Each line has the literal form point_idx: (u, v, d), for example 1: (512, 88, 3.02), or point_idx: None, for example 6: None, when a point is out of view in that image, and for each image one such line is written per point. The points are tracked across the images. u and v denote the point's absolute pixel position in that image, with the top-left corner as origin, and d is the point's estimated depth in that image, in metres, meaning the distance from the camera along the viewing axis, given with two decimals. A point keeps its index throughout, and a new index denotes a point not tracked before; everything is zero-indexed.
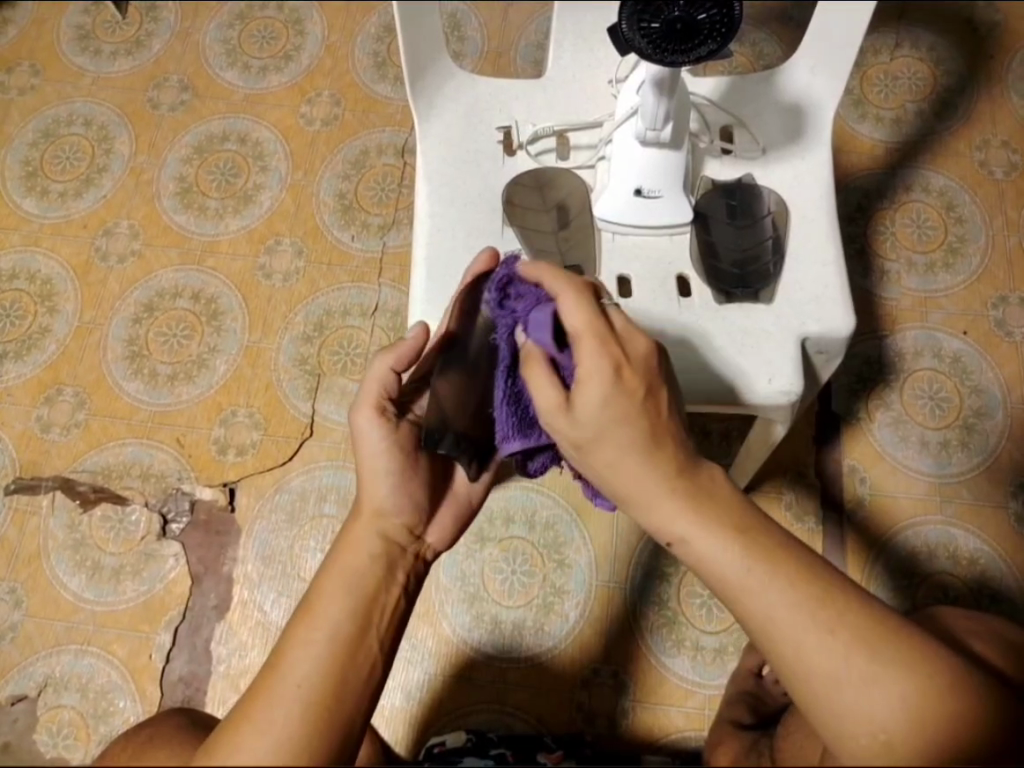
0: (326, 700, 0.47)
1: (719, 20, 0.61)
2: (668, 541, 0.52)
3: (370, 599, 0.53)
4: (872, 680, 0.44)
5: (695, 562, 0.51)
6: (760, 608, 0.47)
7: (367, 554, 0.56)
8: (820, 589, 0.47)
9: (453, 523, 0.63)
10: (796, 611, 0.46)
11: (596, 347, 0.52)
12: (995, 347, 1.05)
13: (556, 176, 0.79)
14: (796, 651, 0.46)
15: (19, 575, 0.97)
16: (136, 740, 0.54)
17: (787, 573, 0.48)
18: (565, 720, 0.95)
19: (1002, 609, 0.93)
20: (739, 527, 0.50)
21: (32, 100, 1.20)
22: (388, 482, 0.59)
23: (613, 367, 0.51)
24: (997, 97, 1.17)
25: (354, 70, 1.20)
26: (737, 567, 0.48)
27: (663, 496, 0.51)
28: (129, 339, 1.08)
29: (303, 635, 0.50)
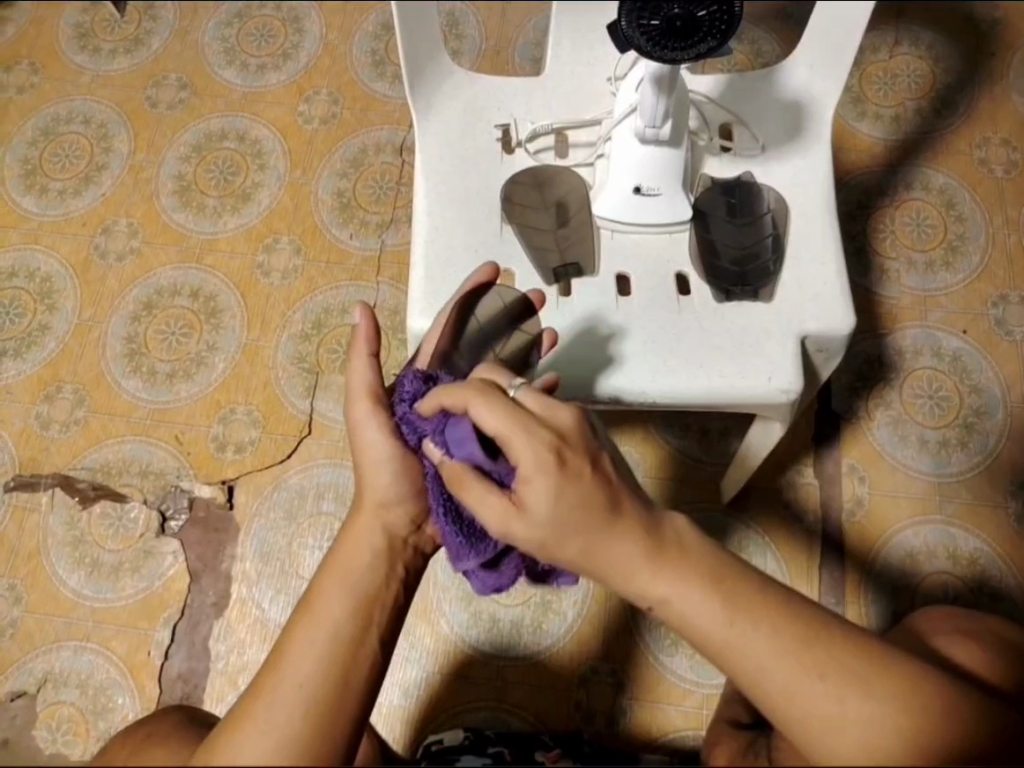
0: (321, 709, 0.47)
1: (720, 16, 0.61)
2: (646, 605, 0.48)
3: (371, 595, 0.53)
4: (867, 716, 0.43)
5: (672, 621, 0.48)
6: (743, 664, 0.45)
7: (370, 551, 0.55)
8: (803, 629, 0.45)
9: None
10: (782, 659, 0.44)
11: (526, 437, 0.48)
12: (995, 346, 1.05)
13: (555, 173, 0.79)
14: (785, 693, 0.44)
15: (19, 572, 0.98)
16: (131, 737, 0.54)
17: (768, 618, 0.46)
18: (563, 718, 0.95)
19: (1001, 609, 0.93)
20: (713, 572, 0.47)
21: (32, 98, 1.20)
22: (388, 471, 0.57)
23: (553, 457, 0.48)
24: (998, 94, 1.17)
25: (353, 69, 1.20)
26: (718, 621, 0.46)
27: (636, 558, 0.48)
28: (129, 337, 1.08)
29: (300, 641, 0.49)
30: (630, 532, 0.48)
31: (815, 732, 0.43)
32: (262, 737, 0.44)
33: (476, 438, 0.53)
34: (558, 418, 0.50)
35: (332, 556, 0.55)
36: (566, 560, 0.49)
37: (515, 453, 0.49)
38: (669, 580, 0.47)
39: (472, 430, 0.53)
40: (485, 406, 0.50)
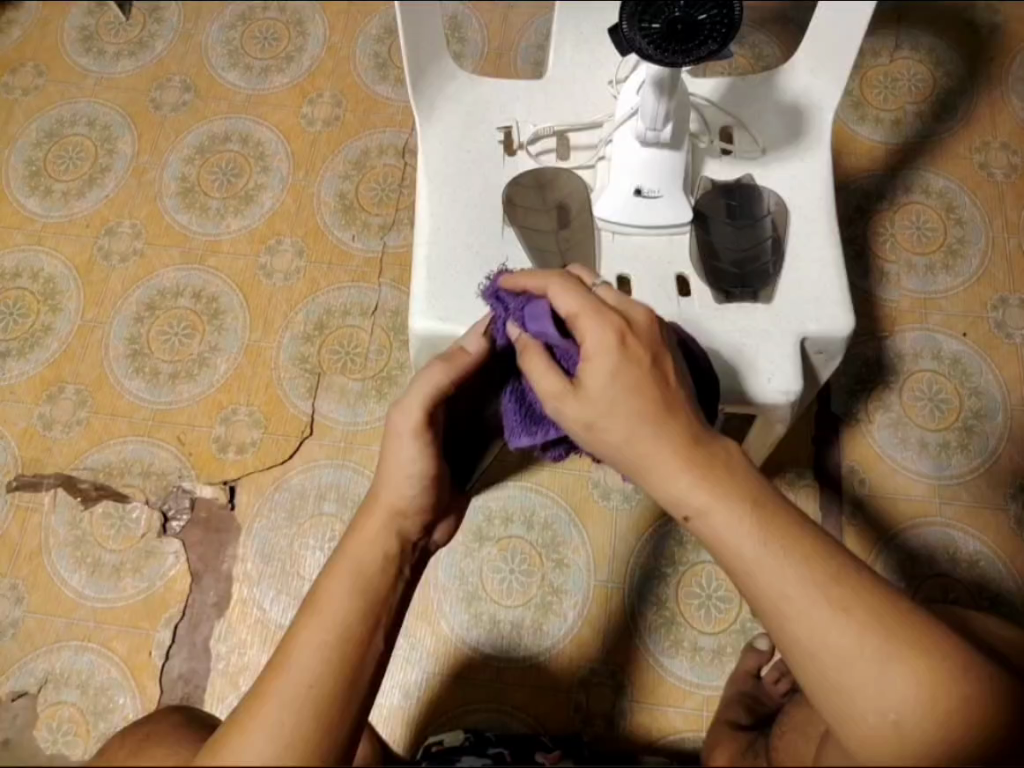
0: (327, 703, 0.47)
1: (720, 20, 0.61)
2: (684, 514, 0.52)
3: (381, 595, 0.52)
4: (883, 660, 0.45)
5: (708, 535, 0.51)
6: (768, 585, 0.48)
7: (382, 550, 0.54)
8: (833, 570, 0.47)
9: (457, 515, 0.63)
10: (808, 590, 0.47)
11: (596, 327, 0.54)
12: (995, 349, 1.05)
13: (556, 176, 0.79)
14: (807, 623, 0.46)
15: (21, 571, 0.98)
16: (133, 738, 0.54)
17: (802, 551, 0.48)
18: (564, 719, 0.95)
19: (1001, 612, 0.93)
20: (752, 498, 0.50)
21: (36, 100, 1.21)
22: (419, 481, 0.56)
23: (616, 338, 0.54)
24: (998, 98, 1.17)
25: (356, 72, 1.21)
26: (752, 543, 0.48)
27: (676, 469, 0.51)
28: (131, 338, 1.08)
29: (306, 634, 0.49)
30: (678, 442, 0.52)
31: (833, 664, 0.46)
32: (266, 738, 0.45)
33: (552, 319, 0.58)
34: (631, 315, 0.56)
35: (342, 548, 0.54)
36: (608, 443, 0.54)
37: (584, 341, 0.55)
38: (717, 508, 0.50)
39: (550, 311, 0.58)
40: (586, 310, 0.55)
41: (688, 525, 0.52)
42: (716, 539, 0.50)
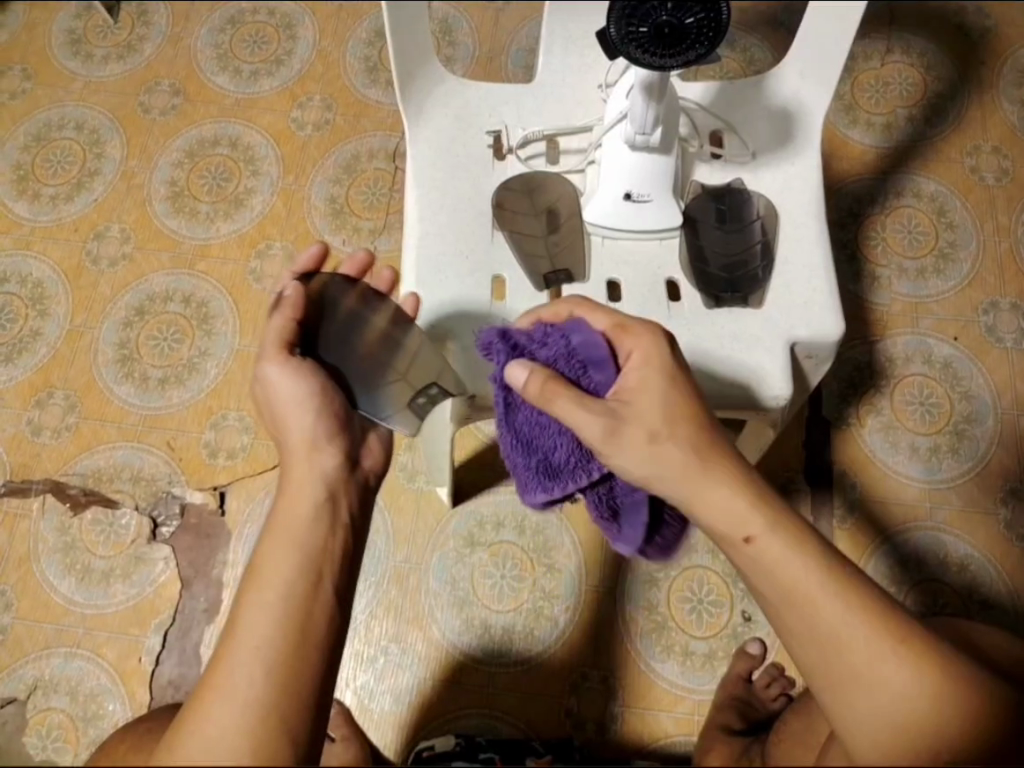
0: (283, 665, 0.48)
1: (707, 25, 0.61)
2: (743, 539, 0.54)
3: (318, 551, 0.55)
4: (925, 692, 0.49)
5: (765, 561, 0.53)
6: (825, 610, 0.51)
7: (312, 504, 0.57)
8: (877, 606, 0.51)
9: (380, 444, 0.68)
10: (858, 618, 0.50)
11: (586, 410, 0.56)
12: (985, 353, 1.05)
13: (545, 180, 0.79)
14: (856, 650, 0.50)
15: (9, 578, 0.98)
16: (131, 733, 0.54)
17: (848, 582, 0.52)
18: (555, 725, 0.95)
19: (991, 616, 0.93)
20: (801, 538, 0.53)
21: (24, 104, 1.20)
22: (310, 417, 0.61)
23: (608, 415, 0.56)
24: (989, 102, 1.17)
25: (346, 75, 1.20)
26: (813, 575, 0.52)
27: (733, 499, 0.54)
28: (120, 343, 1.08)
29: (253, 599, 0.51)
30: (730, 472, 0.55)
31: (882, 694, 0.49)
32: (227, 704, 0.46)
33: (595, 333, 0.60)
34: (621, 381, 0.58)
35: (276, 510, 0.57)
36: (664, 458, 0.56)
37: (578, 424, 0.56)
38: (779, 538, 0.53)
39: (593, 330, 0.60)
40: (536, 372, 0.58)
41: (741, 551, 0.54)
42: (771, 567, 0.53)
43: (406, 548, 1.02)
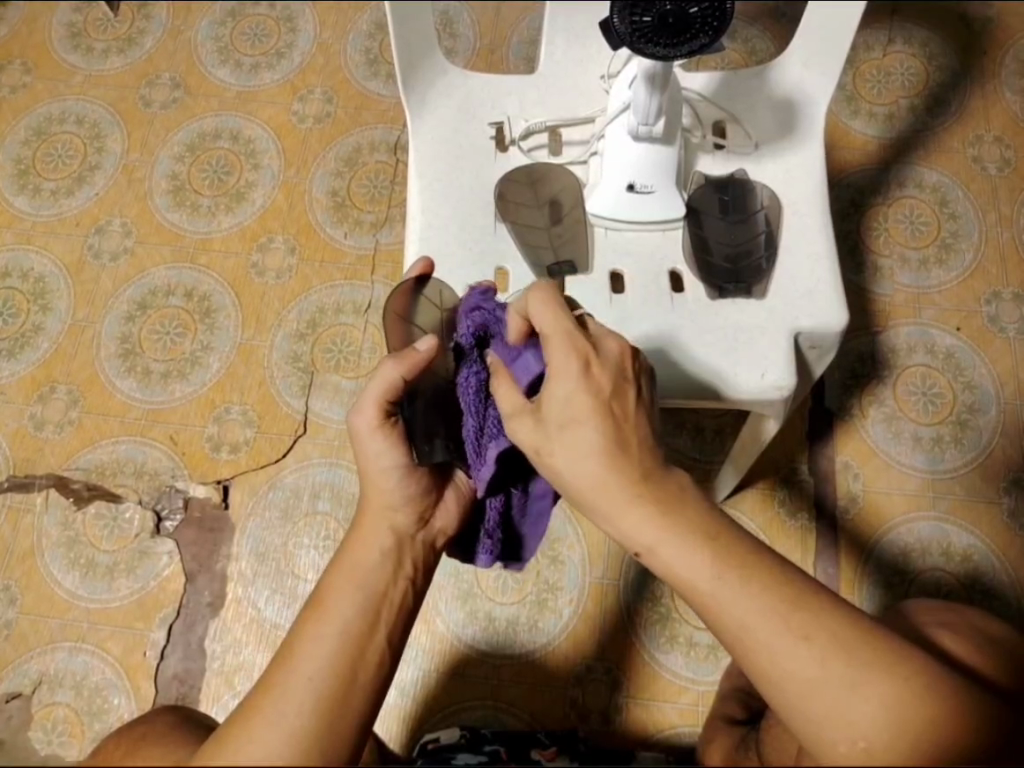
0: (331, 704, 0.47)
1: (711, 14, 0.61)
2: (634, 551, 0.49)
3: (380, 594, 0.54)
4: (851, 683, 0.43)
5: (661, 571, 0.48)
6: (728, 616, 0.45)
7: (379, 550, 0.56)
8: (794, 603, 0.45)
9: (455, 505, 0.63)
10: (762, 620, 0.45)
11: (561, 345, 0.51)
12: (988, 343, 1.05)
13: (548, 173, 0.79)
14: (768, 655, 0.44)
15: (13, 572, 0.98)
16: (128, 738, 0.51)
17: (758, 579, 0.46)
18: (559, 716, 0.95)
19: (995, 606, 0.93)
20: (708, 535, 0.47)
21: (24, 98, 1.20)
22: (396, 474, 0.58)
23: (580, 362, 0.51)
24: (991, 92, 1.17)
25: (347, 68, 1.20)
26: (705, 574, 0.46)
27: (624, 503, 0.48)
28: (122, 337, 1.08)
29: (310, 633, 0.50)
30: (627, 476, 0.49)
31: (801, 696, 0.43)
32: (274, 726, 0.44)
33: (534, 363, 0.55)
34: (604, 344, 0.52)
35: (341, 553, 0.56)
36: (556, 470, 0.50)
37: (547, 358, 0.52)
38: (666, 543, 0.48)
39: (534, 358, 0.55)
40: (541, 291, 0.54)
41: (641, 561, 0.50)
42: (670, 576, 0.48)
43: None
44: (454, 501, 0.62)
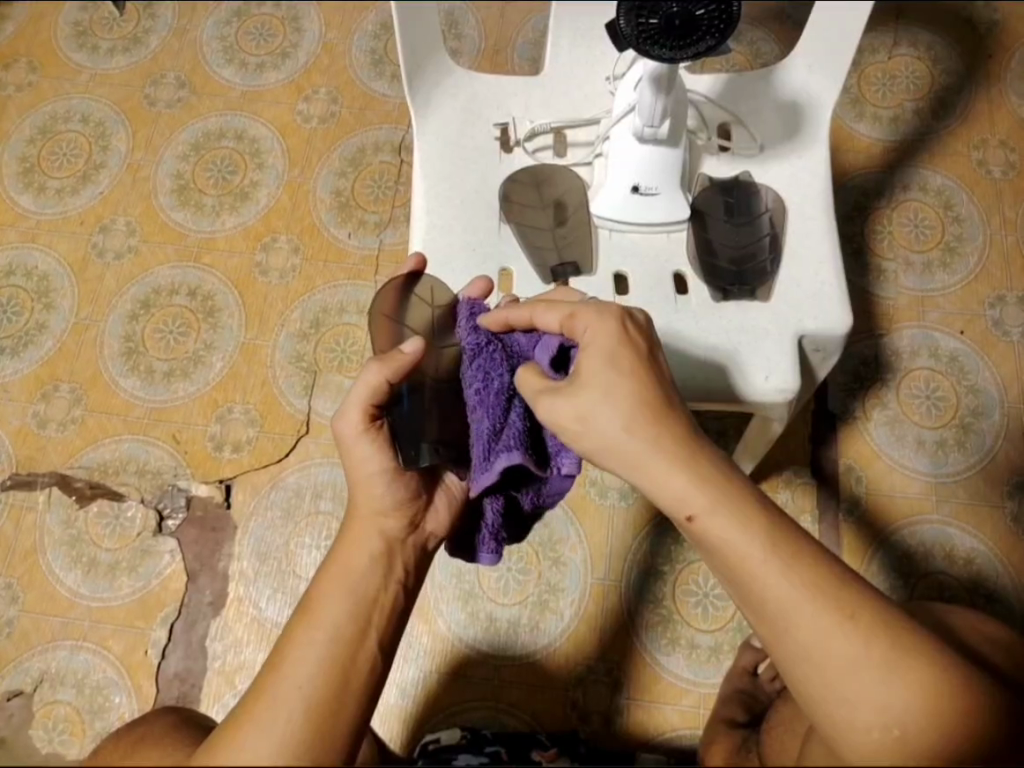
0: (321, 712, 0.47)
1: (718, 15, 0.60)
2: (685, 515, 0.49)
3: (370, 598, 0.54)
4: (888, 668, 0.44)
5: (710, 538, 0.49)
6: (774, 589, 0.46)
7: (369, 554, 0.56)
8: (836, 587, 0.46)
9: (449, 509, 0.62)
10: (807, 598, 0.45)
11: (593, 314, 0.55)
12: (992, 347, 1.05)
13: (552, 173, 0.79)
14: (812, 630, 0.45)
15: (16, 570, 0.98)
16: (127, 741, 0.52)
17: (805, 561, 0.47)
18: (560, 718, 0.95)
19: (998, 611, 0.93)
20: (762, 509, 0.49)
21: (30, 96, 1.20)
22: (382, 481, 0.58)
23: (617, 325, 0.54)
24: (996, 95, 1.17)
25: (352, 68, 1.20)
26: (757, 545, 0.47)
27: (678, 468, 0.50)
28: (126, 335, 1.08)
29: (299, 639, 0.50)
30: (682, 446, 0.51)
31: (839, 674, 0.44)
32: (264, 736, 0.45)
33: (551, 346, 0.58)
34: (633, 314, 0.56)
35: (332, 557, 0.56)
36: (598, 436, 0.52)
37: (582, 328, 0.55)
38: (722, 511, 0.48)
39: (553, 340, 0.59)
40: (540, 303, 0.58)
41: (684, 527, 0.50)
42: (717, 544, 0.48)
43: None
44: (446, 503, 0.62)
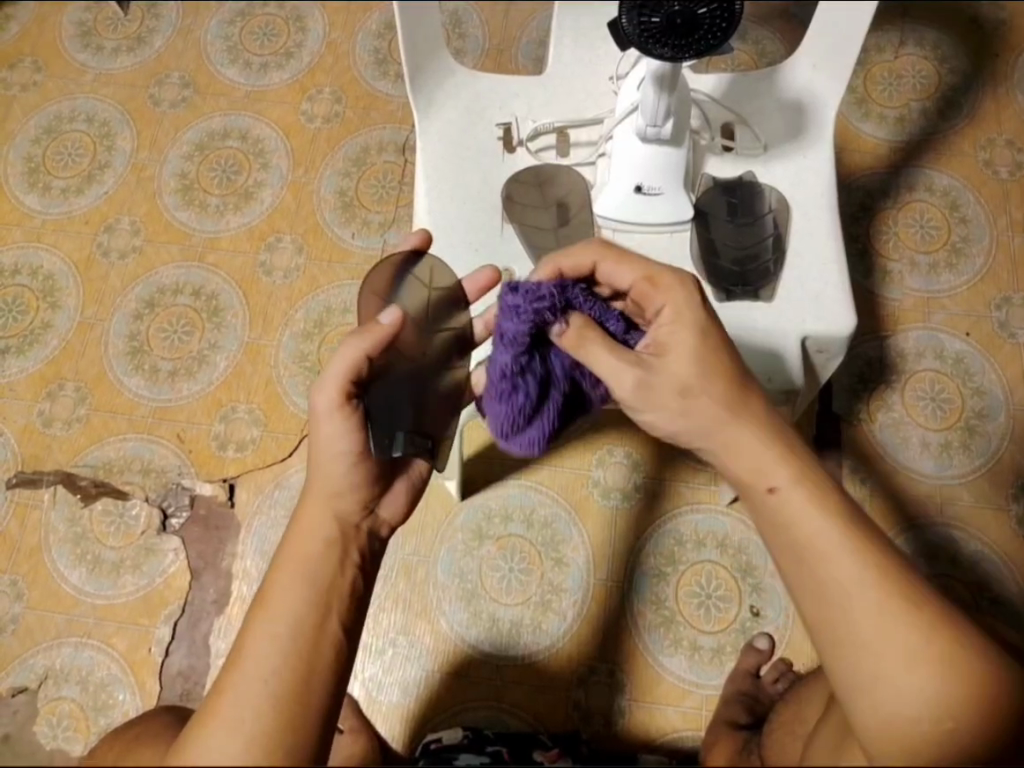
0: (288, 706, 0.47)
1: (720, 15, 0.60)
2: (767, 488, 0.53)
3: (329, 585, 0.54)
4: (940, 660, 0.45)
5: (782, 514, 0.52)
6: (842, 570, 0.48)
7: (323, 540, 0.55)
8: (899, 578, 0.48)
9: (405, 491, 0.64)
10: (870, 587, 0.47)
11: (676, 287, 0.61)
12: (998, 348, 1.04)
13: (555, 173, 0.79)
14: (877, 612, 0.46)
15: (21, 568, 0.98)
16: (122, 739, 0.52)
17: (876, 548, 0.49)
18: (561, 718, 0.95)
19: (1001, 614, 0.93)
20: (834, 503, 0.51)
21: (35, 96, 1.21)
22: (344, 464, 0.58)
23: (688, 311, 0.60)
24: (1003, 95, 1.16)
25: (356, 68, 1.20)
26: (829, 536, 0.49)
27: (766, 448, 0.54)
28: (130, 335, 1.08)
29: (260, 633, 0.50)
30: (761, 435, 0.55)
31: (894, 663, 0.45)
32: (233, 735, 0.45)
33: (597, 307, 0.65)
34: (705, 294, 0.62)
35: (287, 546, 0.55)
36: (695, 414, 0.57)
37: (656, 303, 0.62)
38: (802, 489, 0.52)
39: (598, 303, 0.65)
40: (612, 256, 0.63)
41: (763, 503, 0.53)
42: (790, 521, 0.51)
43: (415, 541, 1.02)
44: (400, 492, 0.63)
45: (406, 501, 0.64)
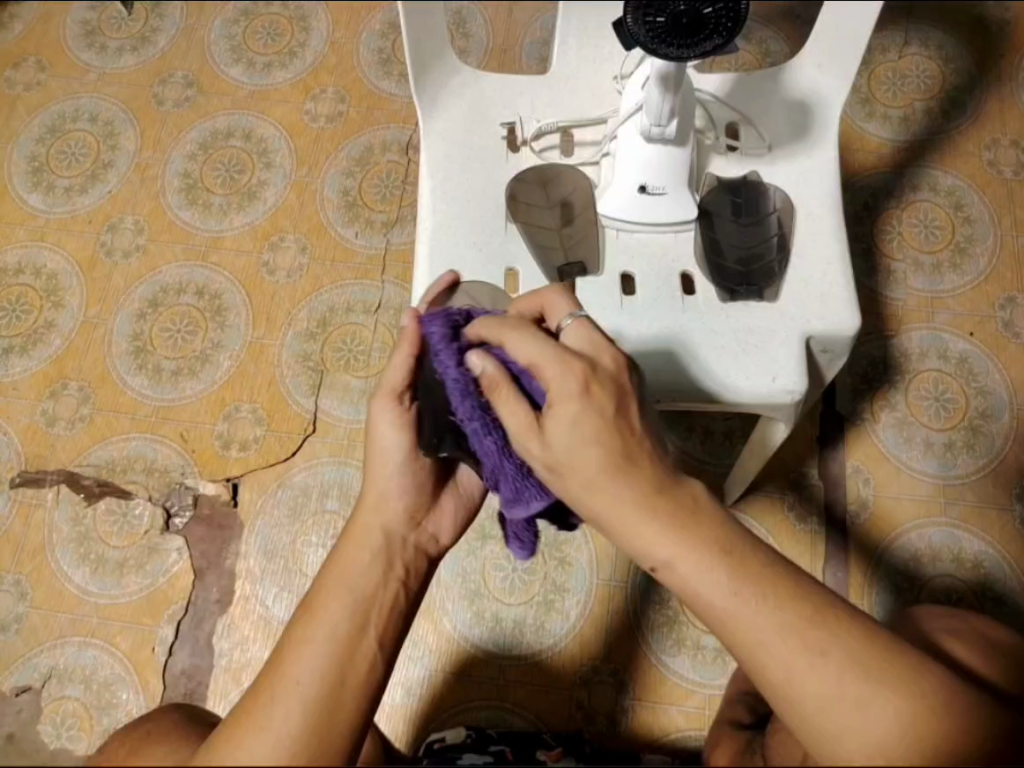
0: (320, 712, 0.47)
1: (725, 14, 0.60)
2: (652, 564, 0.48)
3: (369, 597, 0.53)
4: (863, 702, 0.42)
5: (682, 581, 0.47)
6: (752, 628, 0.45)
7: (370, 551, 0.55)
8: (813, 616, 0.45)
9: (452, 511, 0.63)
10: (780, 636, 0.44)
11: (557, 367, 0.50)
12: (1001, 348, 1.04)
13: (560, 173, 0.79)
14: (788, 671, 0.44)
15: (24, 567, 0.98)
16: (132, 736, 0.52)
17: (779, 594, 0.45)
18: (564, 718, 0.95)
19: (1005, 614, 0.93)
20: (734, 543, 0.47)
21: (39, 95, 1.21)
22: (400, 470, 0.58)
23: (579, 385, 0.49)
24: (1007, 95, 1.16)
25: (359, 67, 1.20)
26: (723, 591, 0.45)
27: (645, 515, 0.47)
28: (134, 334, 1.08)
29: (299, 641, 0.50)
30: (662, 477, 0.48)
31: (816, 715, 0.43)
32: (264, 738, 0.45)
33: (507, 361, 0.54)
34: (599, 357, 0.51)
35: (333, 556, 0.55)
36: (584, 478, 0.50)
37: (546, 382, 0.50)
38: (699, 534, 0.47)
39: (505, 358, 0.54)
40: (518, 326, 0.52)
41: (655, 577, 0.49)
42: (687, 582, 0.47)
43: None
44: (451, 515, 0.63)
45: (455, 525, 0.63)
